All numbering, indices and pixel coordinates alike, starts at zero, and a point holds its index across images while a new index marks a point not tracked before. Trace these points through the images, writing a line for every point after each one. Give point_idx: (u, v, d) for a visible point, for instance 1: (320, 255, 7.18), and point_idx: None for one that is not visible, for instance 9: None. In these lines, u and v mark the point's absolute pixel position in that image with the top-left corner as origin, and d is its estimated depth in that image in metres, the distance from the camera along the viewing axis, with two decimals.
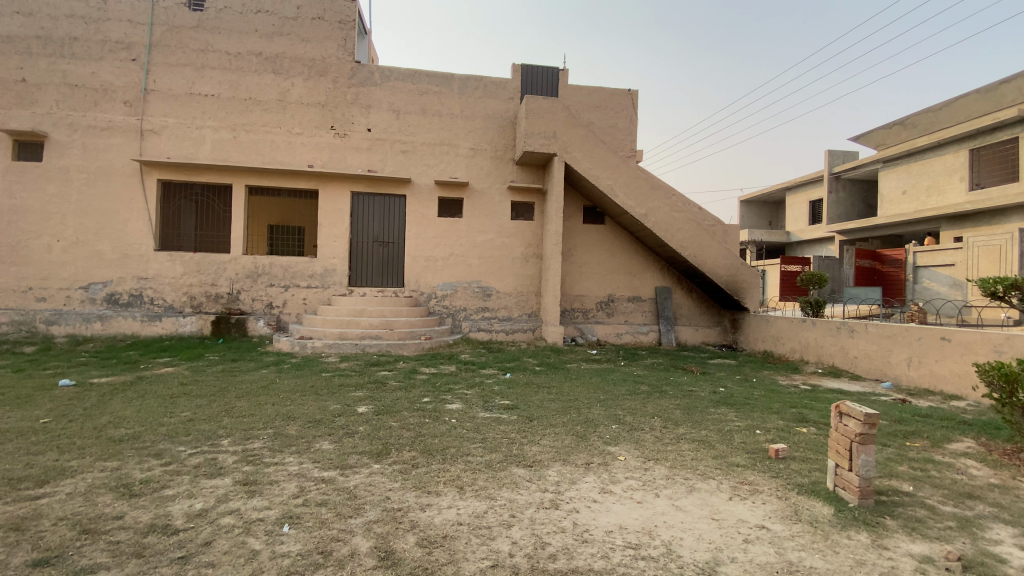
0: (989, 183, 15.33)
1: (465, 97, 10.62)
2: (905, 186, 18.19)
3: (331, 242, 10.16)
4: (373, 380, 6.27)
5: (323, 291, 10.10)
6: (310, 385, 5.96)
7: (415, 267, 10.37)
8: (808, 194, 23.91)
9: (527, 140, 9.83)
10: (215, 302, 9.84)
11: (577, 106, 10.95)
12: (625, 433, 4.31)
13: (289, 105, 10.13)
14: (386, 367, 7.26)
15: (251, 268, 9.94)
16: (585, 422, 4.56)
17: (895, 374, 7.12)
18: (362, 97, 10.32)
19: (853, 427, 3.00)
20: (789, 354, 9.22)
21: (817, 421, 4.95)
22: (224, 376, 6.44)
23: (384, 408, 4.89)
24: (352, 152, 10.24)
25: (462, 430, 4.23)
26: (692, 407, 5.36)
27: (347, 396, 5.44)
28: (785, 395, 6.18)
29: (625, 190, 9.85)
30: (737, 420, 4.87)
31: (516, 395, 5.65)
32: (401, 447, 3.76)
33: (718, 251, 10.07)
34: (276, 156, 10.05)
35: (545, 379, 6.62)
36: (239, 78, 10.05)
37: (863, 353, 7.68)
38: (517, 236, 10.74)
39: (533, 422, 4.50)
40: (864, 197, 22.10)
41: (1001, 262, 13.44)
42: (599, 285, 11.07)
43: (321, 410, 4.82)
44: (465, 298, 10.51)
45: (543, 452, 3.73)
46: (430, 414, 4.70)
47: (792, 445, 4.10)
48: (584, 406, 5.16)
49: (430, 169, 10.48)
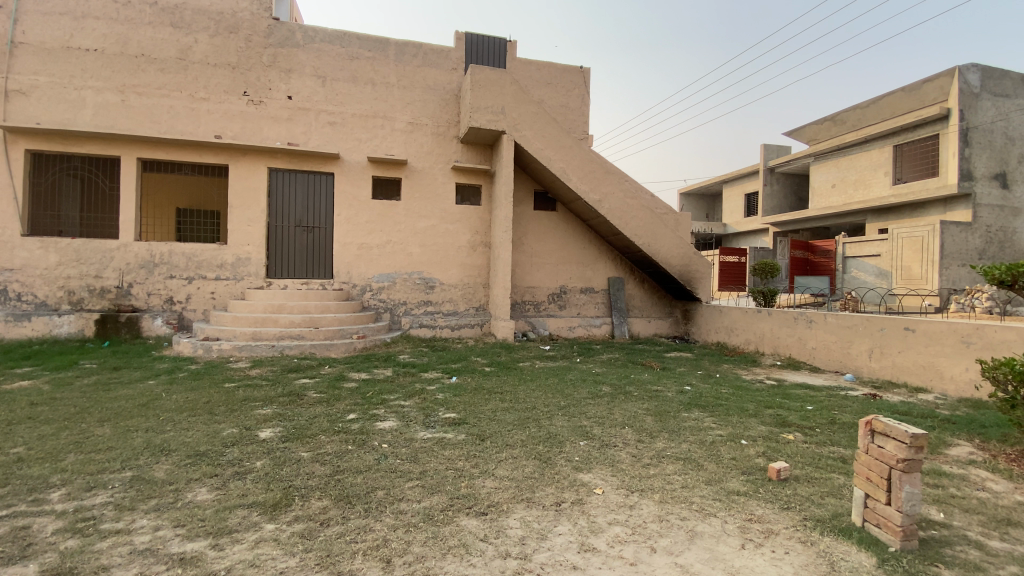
0: (910, 178, 16.09)
1: (403, 65, 9.52)
2: (835, 178, 18.79)
3: (245, 227, 8.79)
4: (288, 393, 5.14)
5: (236, 284, 8.73)
6: (205, 401, 4.78)
7: (347, 256, 9.20)
8: (743, 185, 24.44)
9: (473, 115, 8.88)
10: (100, 298, 8.23)
11: (525, 82, 10.11)
12: (596, 452, 3.55)
13: (193, 65, 8.60)
14: (308, 373, 6.15)
15: (146, 256, 8.39)
16: (547, 440, 3.76)
17: (856, 366, 6.87)
18: (281, 60, 8.95)
19: (892, 450, 2.40)
20: (744, 346, 8.92)
21: (800, 425, 4.43)
22: (92, 393, 5.05)
23: (295, 432, 3.86)
24: (270, 123, 8.87)
25: (395, 460, 3.31)
26: (663, 412, 4.71)
27: (250, 416, 4.34)
28: (755, 393, 5.67)
29: (578, 173, 9.17)
30: (717, 428, 4.24)
31: (462, 405, 4.75)
32: (308, 494, 2.80)
33: (673, 239, 9.64)
34: (176, 124, 8.50)
35: (496, 383, 5.74)
36: (128, 30, 8.39)
37: (822, 344, 7.42)
38: (462, 222, 9.81)
39: (485, 443, 3.66)
40: (795, 190, 22.81)
41: (923, 253, 14.05)
42: (550, 276, 10.36)
43: (210, 437, 3.73)
44: (405, 290, 9.47)
45: (499, 490, 2.88)
46: (354, 439, 3.72)
47: (788, 460, 3.52)
48: (543, 417, 4.37)
49: (363, 144, 9.30)
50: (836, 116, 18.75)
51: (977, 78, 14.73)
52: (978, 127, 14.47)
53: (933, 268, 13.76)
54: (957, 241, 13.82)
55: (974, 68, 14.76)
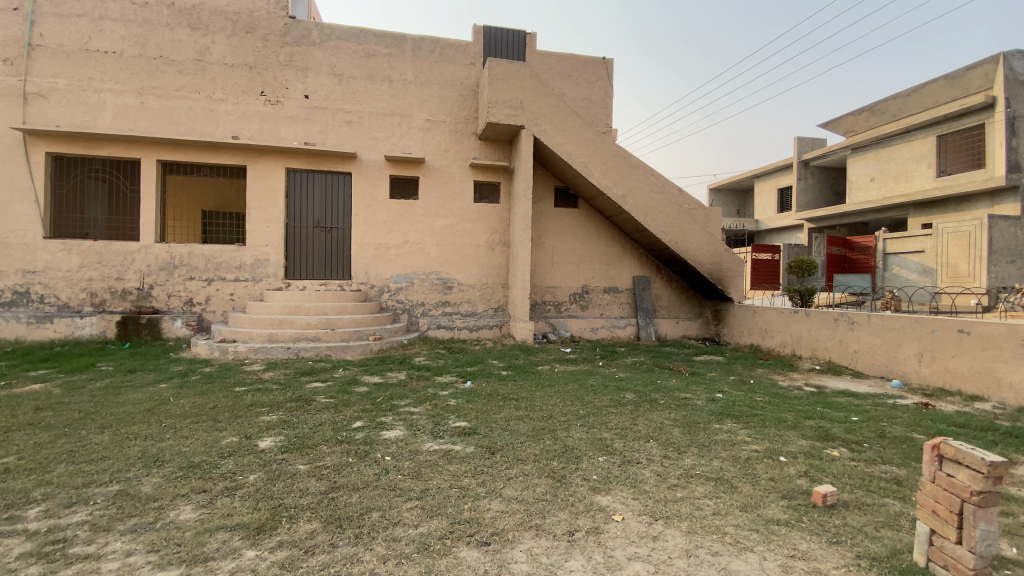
0: (955, 170, 15.04)
1: (420, 61, 9.33)
2: (875, 171, 17.80)
3: (263, 227, 8.74)
4: (296, 399, 4.96)
5: (254, 285, 8.69)
6: (211, 406, 4.65)
7: (364, 257, 9.06)
8: (776, 181, 23.49)
9: (490, 110, 8.62)
10: (122, 300, 8.30)
11: (545, 75, 9.79)
12: (616, 470, 3.23)
13: (210, 66, 8.59)
14: (320, 377, 5.98)
15: (166, 258, 8.42)
16: (563, 454, 3.45)
17: (904, 371, 6.32)
18: (298, 59, 8.88)
19: (965, 480, 2.00)
20: (779, 349, 8.39)
21: (845, 439, 4.01)
22: (101, 397, 4.99)
23: (295, 443, 3.66)
24: (287, 123, 8.80)
25: (396, 476, 3.06)
26: (692, 423, 4.33)
27: (252, 423, 4.17)
28: (793, 401, 5.23)
29: (600, 169, 8.81)
30: (752, 443, 3.85)
31: (474, 413, 4.48)
32: (297, 515, 2.57)
33: (702, 237, 9.17)
34: (195, 126, 8.50)
35: (513, 389, 5.45)
36: (147, 32, 8.44)
37: (865, 347, 6.87)
38: (481, 221, 9.56)
39: (495, 457, 3.38)
40: (832, 184, 21.78)
41: (971, 248, 13.13)
42: (573, 275, 10.02)
43: (208, 447, 3.57)
44: (423, 290, 9.28)
45: (506, 514, 2.59)
46: (356, 450, 3.50)
47: (835, 482, 3.13)
48: (560, 428, 4.06)
49: (380, 143, 9.15)
50: (875, 106, 17.79)
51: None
52: None
53: (981, 265, 12.80)
54: (1009, 236, 12.87)
55: (1021, 53, 13.82)
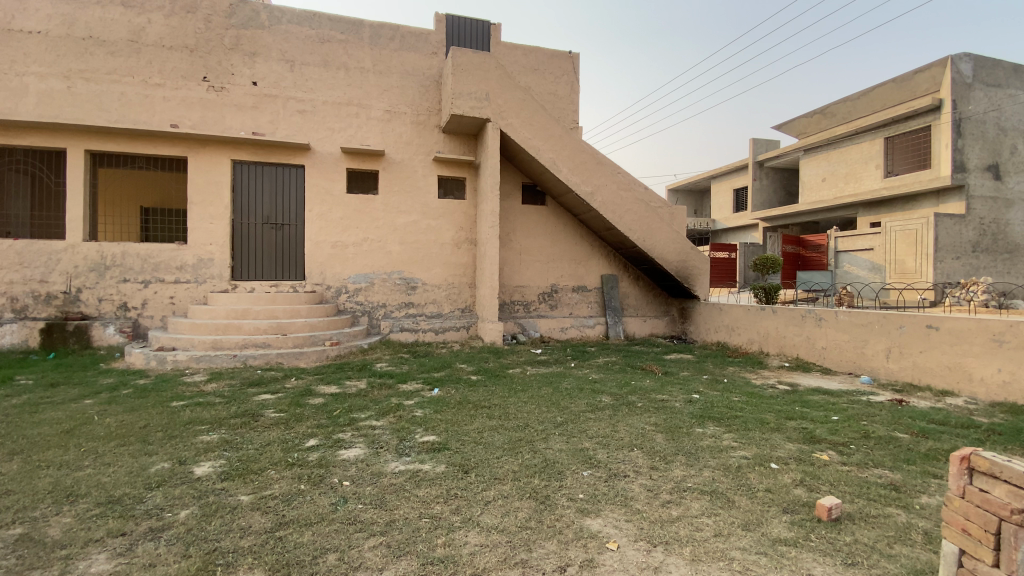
0: (900, 170, 15.76)
1: (379, 49, 8.83)
2: (825, 172, 18.40)
3: (207, 224, 8.03)
4: (242, 414, 4.43)
5: (198, 287, 7.98)
6: (144, 426, 4.06)
7: (320, 256, 8.49)
8: (732, 181, 24.04)
9: (455, 102, 8.22)
10: (45, 305, 7.43)
11: (511, 67, 9.46)
12: (603, 486, 2.94)
13: (146, 48, 7.80)
14: (270, 389, 5.42)
15: (97, 258, 7.60)
16: (544, 470, 3.14)
17: (872, 367, 6.36)
18: (246, 43, 8.21)
19: (1002, 497, 1.82)
20: (747, 346, 8.38)
21: (830, 440, 3.88)
22: (12, 416, 4.28)
23: (237, 468, 3.18)
24: (233, 111, 8.12)
25: (356, 507, 2.65)
26: (674, 428, 4.09)
27: (190, 444, 3.64)
28: (770, 401, 5.11)
29: (569, 164, 8.57)
30: (740, 448, 3.64)
31: (443, 425, 4.10)
32: (236, 562, 2.14)
33: (669, 235, 9.09)
34: (128, 113, 7.68)
35: (484, 396, 5.09)
36: (73, 9, 7.57)
37: (833, 343, 6.90)
38: (446, 218, 9.16)
39: (470, 477, 3.02)
40: (785, 184, 22.46)
41: (917, 246, 13.73)
42: (541, 274, 9.75)
43: (132, 475, 3.05)
44: (384, 291, 8.79)
45: (486, 549, 2.24)
46: (309, 476, 3.06)
47: (832, 491, 2.95)
48: (538, 439, 3.74)
49: (336, 134, 8.59)
50: (826, 109, 18.42)
51: (970, 67, 14.41)
52: (970, 118, 14.15)
53: (927, 261, 13.47)
54: (952, 234, 13.52)
55: (966, 57, 14.46)
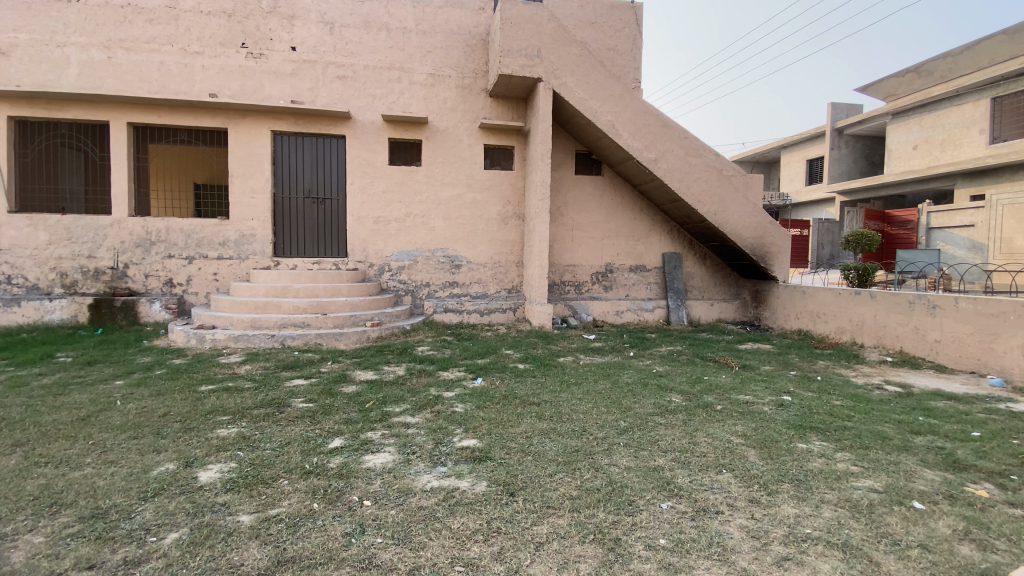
0: (1010, 136, 13.37)
1: (421, 6, 8.17)
2: (915, 140, 16.07)
3: (248, 199, 7.78)
4: (268, 404, 4.02)
5: (240, 264, 7.78)
6: (163, 415, 3.73)
7: (362, 232, 8.08)
8: (806, 151, 21.85)
9: (503, 60, 7.44)
10: (95, 280, 7.45)
11: (565, 21, 8.53)
12: (690, 526, 2.25)
13: (185, 14, 7.50)
14: (304, 373, 5.06)
15: (142, 234, 7.52)
16: (610, 497, 2.49)
17: (1005, 366, 5.23)
18: (283, 5, 7.77)
19: None
20: (835, 335, 7.30)
21: (979, 468, 2.99)
22: (35, 398, 4.08)
23: (246, 475, 2.72)
24: (272, 79, 7.74)
25: (374, 542, 2.10)
26: (768, 441, 3.32)
27: (205, 440, 3.25)
28: (880, 406, 4.21)
29: (629, 129, 7.66)
30: (863, 476, 2.82)
31: (487, 427, 3.51)
32: None
33: (744, 208, 8.01)
34: (169, 83, 7.46)
35: (532, 390, 4.45)
36: None
37: (950, 336, 5.77)
38: (493, 191, 8.51)
39: (518, 504, 2.41)
40: (868, 153, 20.10)
41: None
42: (595, 252, 8.96)
43: (131, 480, 2.66)
44: (428, 270, 8.31)
45: None
46: (325, 490, 2.56)
47: (1017, 552, 2.11)
48: (598, 453, 3.05)
49: (377, 101, 8.06)
50: (922, 66, 16.18)
51: None
52: None
53: None
54: None
55: None
